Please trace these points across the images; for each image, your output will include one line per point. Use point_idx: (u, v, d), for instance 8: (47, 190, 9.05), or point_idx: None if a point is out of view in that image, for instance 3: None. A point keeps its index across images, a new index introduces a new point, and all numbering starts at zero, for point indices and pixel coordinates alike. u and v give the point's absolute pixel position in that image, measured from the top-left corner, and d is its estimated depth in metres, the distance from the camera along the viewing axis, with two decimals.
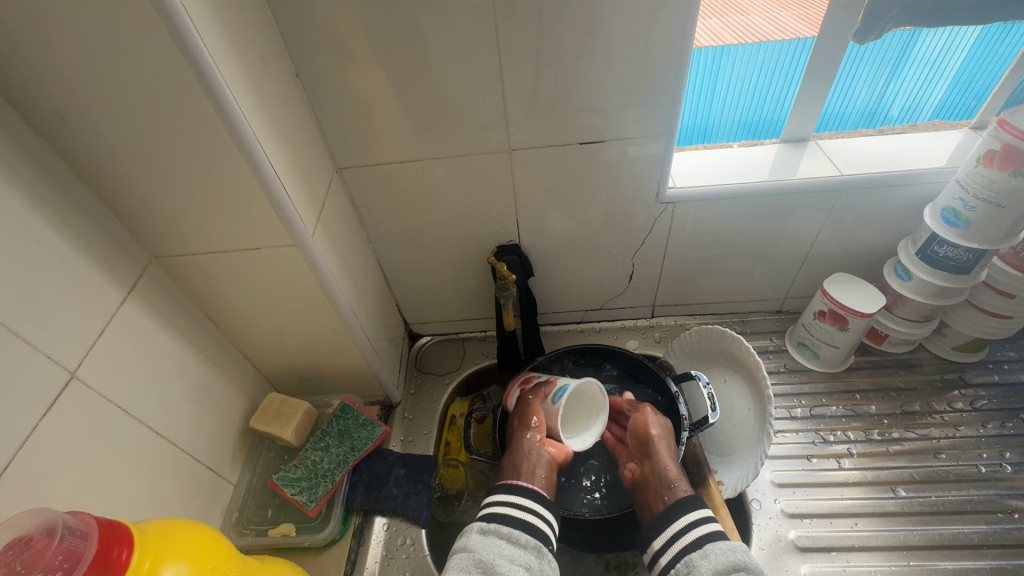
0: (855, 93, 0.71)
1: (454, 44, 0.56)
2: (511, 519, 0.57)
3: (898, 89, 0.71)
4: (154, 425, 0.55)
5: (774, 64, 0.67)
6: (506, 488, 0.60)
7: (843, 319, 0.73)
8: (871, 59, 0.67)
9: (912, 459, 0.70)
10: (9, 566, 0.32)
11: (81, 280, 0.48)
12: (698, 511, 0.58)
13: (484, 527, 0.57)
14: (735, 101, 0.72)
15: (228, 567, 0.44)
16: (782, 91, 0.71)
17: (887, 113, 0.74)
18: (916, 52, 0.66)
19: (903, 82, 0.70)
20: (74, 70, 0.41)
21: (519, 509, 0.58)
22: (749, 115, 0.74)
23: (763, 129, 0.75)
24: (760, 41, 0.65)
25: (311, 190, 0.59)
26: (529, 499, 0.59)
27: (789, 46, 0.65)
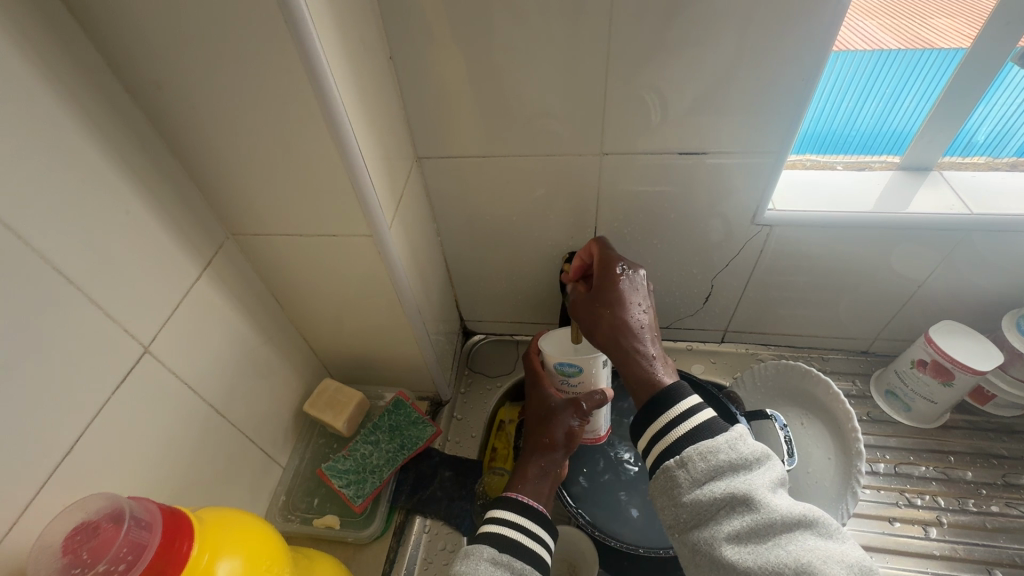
0: None
1: (558, 38, 0.52)
2: (518, 547, 0.51)
3: (987, 115, 0.61)
4: (216, 404, 0.55)
5: (850, 76, 0.59)
6: (513, 507, 0.54)
7: (947, 373, 0.66)
8: None
9: (1013, 539, 0.63)
10: (75, 551, 0.32)
11: (162, 254, 0.47)
12: (684, 402, 0.47)
13: (494, 555, 0.49)
14: None
15: (278, 568, 0.42)
16: (856, 105, 0.62)
17: (972, 137, 0.64)
18: (1010, 76, 0.57)
19: (993, 105, 0.60)
20: (177, 40, 0.40)
21: (526, 536, 0.52)
22: (816, 128, 0.65)
23: (830, 142, 0.67)
24: (838, 51, 0.56)
25: (392, 180, 0.57)
26: (538, 526, 0.53)
27: (871, 56, 0.57)
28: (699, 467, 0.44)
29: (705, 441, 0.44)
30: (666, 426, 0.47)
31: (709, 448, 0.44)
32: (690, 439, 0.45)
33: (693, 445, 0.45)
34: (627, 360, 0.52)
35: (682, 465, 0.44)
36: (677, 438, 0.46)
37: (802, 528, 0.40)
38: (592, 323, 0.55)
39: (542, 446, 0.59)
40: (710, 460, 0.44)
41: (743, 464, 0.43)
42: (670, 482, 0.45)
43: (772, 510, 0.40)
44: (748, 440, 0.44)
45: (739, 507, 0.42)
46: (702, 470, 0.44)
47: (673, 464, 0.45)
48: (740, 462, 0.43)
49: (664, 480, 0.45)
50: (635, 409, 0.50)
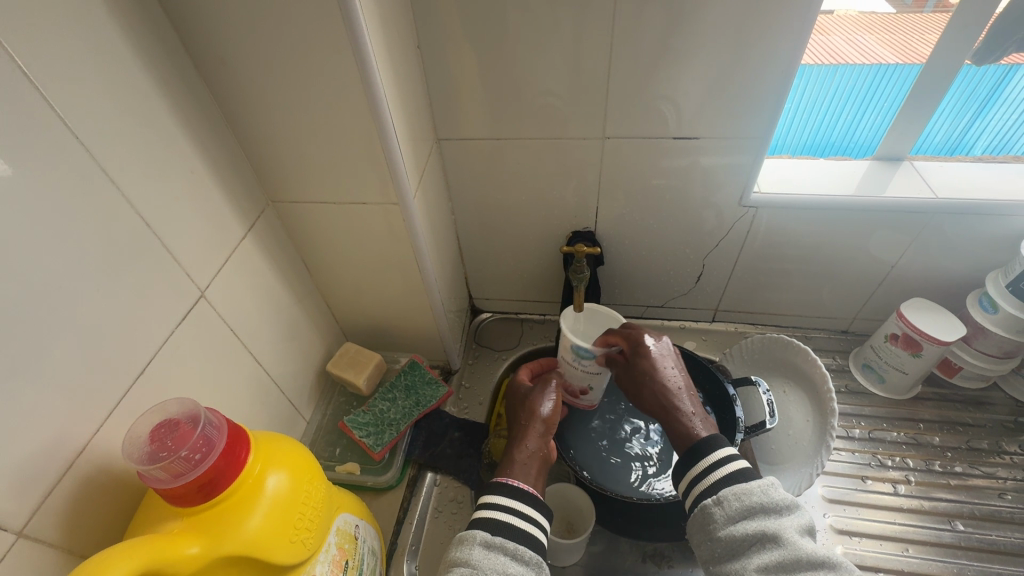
0: (935, 126, 0.71)
1: (568, 32, 0.59)
2: (511, 528, 0.52)
3: (984, 127, 0.70)
4: (254, 353, 0.61)
5: (849, 89, 0.67)
6: (504, 492, 0.54)
7: (916, 345, 0.72)
8: (957, 94, 0.67)
9: (974, 495, 0.69)
10: (162, 440, 0.39)
11: (216, 211, 0.53)
12: (718, 451, 0.52)
13: (486, 539, 0.51)
14: (803, 124, 0.72)
15: (316, 485, 0.48)
16: (854, 116, 0.71)
17: (971, 150, 0.73)
18: (1006, 93, 0.65)
19: (989, 120, 0.69)
20: (244, 21, 0.46)
21: (520, 518, 0.52)
22: (818, 137, 0.73)
23: (830, 149, 0.74)
24: (839, 64, 0.64)
25: (416, 156, 0.63)
26: (531, 507, 0.54)
27: (869, 69, 0.65)
28: (734, 506, 0.48)
29: (740, 483, 0.49)
30: (704, 470, 0.52)
31: (743, 490, 0.49)
32: (725, 481, 0.50)
33: (730, 486, 0.50)
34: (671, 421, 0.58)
35: (718, 502, 0.49)
36: (712, 481, 0.51)
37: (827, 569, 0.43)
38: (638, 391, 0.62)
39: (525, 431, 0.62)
40: (744, 500, 0.48)
41: (773, 508, 0.48)
42: (706, 518, 0.50)
43: (800, 549, 0.44)
44: (779, 487, 0.49)
45: (769, 544, 0.46)
46: (736, 508, 0.48)
47: (710, 501, 0.50)
48: (771, 504, 0.47)
49: (701, 515, 0.50)
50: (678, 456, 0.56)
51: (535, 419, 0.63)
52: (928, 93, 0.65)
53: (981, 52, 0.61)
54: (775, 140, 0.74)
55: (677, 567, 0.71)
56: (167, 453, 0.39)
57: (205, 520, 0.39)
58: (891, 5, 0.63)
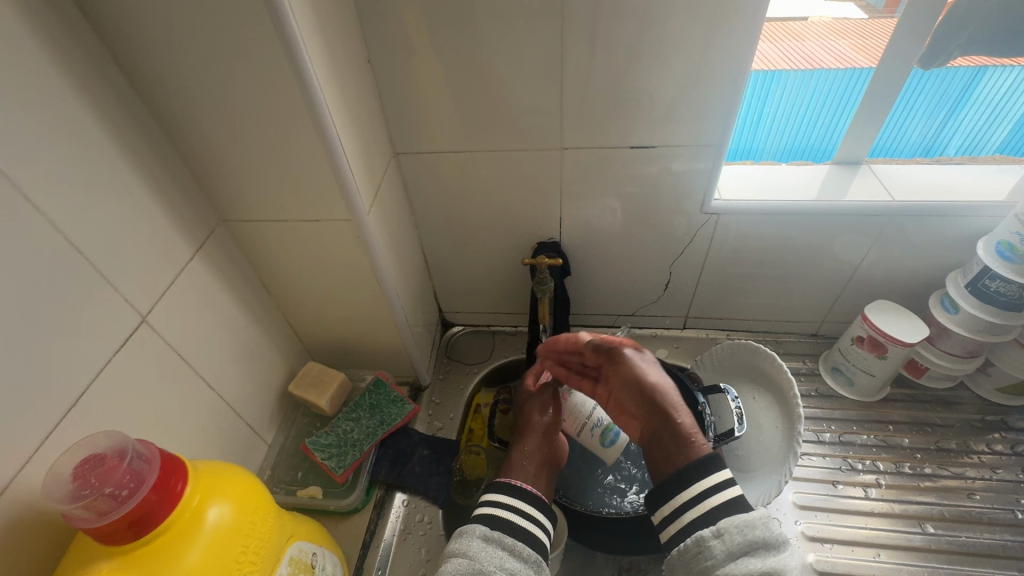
0: (910, 127, 0.71)
1: (517, 44, 0.58)
2: (511, 526, 0.52)
3: (957, 127, 0.70)
4: (207, 377, 0.59)
5: (825, 92, 0.67)
6: (502, 489, 0.56)
7: (882, 347, 0.72)
8: (930, 94, 0.67)
9: (944, 497, 0.68)
10: (86, 477, 0.38)
11: (158, 233, 0.52)
12: (717, 474, 0.49)
13: (486, 533, 0.51)
14: (781, 127, 0.72)
15: (265, 514, 0.46)
16: (831, 121, 0.71)
17: (944, 151, 0.73)
18: (978, 92, 0.65)
19: (961, 120, 0.69)
20: (177, 38, 0.45)
21: (519, 515, 0.53)
22: (796, 141, 0.74)
23: (800, 153, 0.75)
24: (813, 69, 0.64)
25: (371, 171, 0.62)
26: (530, 506, 0.54)
27: (843, 74, 0.65)
28: (735, 540, 0.45)
29: (741, 514, 0.46)
30: (695, 496, 0.49)
31: (746, 522, 0.45)
32: (724, 510, 0.47)
33: (729, 517, 0.46)
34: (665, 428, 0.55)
35: (718, 535, 0.46)
36: (709, 508, 0.48)
37: None
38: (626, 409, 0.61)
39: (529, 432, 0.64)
40: (748, 533, 0.45)
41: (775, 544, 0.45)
42: (702, 552, 0.46)
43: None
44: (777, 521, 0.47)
45: None
46: (738, 542, 0.45)
47: (710, 532, 0.46)
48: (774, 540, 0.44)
49: (695, 547, 0.46)
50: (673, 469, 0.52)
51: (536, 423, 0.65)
52: (879, 97, 0.66)
53: (928, 56, 0.62)
54: (752, 146, 0.75)
55: None
56: (90, 490, 0.37)
57: (135, 559, 0.37)
58: (862, 11, 0.64)
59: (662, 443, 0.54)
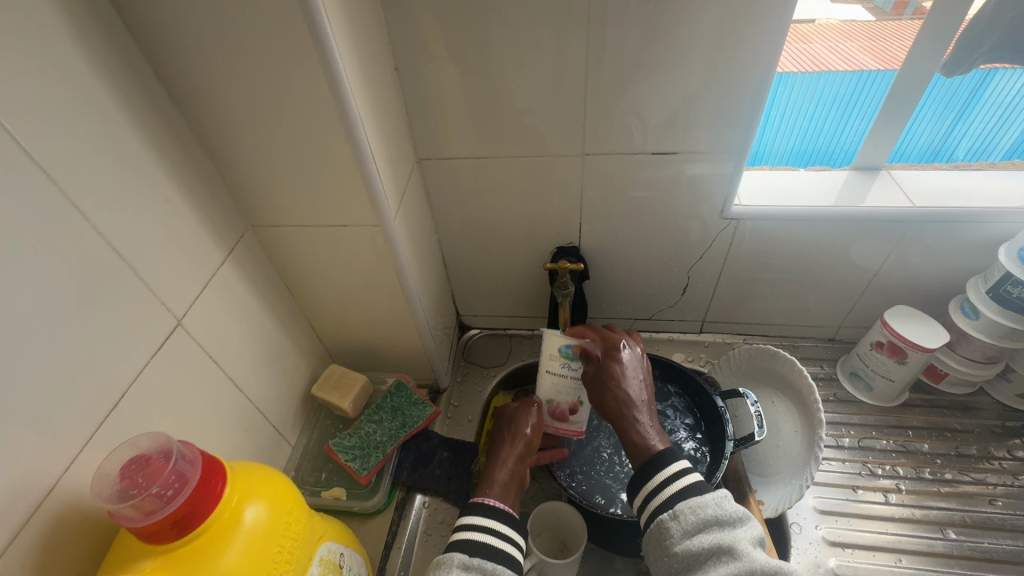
0: (919, 130, 0.72)
1: (541, 52, 0.59)
2: (491, 551, 0.51)
3: (965, 130, 0.71)
4: (236, 379, 0.60)
5: (833, 94, 0.67)
6: (482, 511, 0.54)
7: (901, 352, 0.72)
8: (937, 100, 0.67)
9: (964, 502, 0.68)
10: (133, 477, 0.38)
11: (192, 237, 0.53)
12: (674, 464, 0.52)
13: (466, 560, 0.50)
14: (789, 130, 0.73)
15: (298, 514, 0.47)
16: (839, 121, 0.71)
17: (952, 154, 0.73)
18: (987, 95, 0.65)
19: (970, 123, 0.70)
20: (216, 49, 0.46)
21: (497, 538, 0.52)
22: (802, 144, 0.74)
23: (815, 157, 0.76)
24: (821, 71, 0.65)
25: (396, 177, 0.63)
26: (508, 528, 0.53)
27: (852, 76, 0.65)
28: (690, 520, 0.48)
29: (695, 497, 0.49)
30: (657, 484, 0.51)
31: (698, 503, 0.48)
32: (680, 494, 0.50)
33: (684, 500, 0.49)
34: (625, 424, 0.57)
35: (674, 517, 0.49)
36: (667, 495, 0.50)
37: None
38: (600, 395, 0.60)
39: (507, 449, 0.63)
40: (700, 513, 0.48)
41: (729, 521, 0.48)
42: (662, 533, 0.49)
43: (754, 559, 0.43)
44: (732, 499, 0.49)
45: (723, 557, 0.45)
46: (692, 522, 0.48)
47: (667, 516, 0.49)
48: (725, 516, 0.47)
49: (657, 531, 0.49)
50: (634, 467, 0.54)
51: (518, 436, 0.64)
52: (899, 103, 0.66)
53: (949, 62, 0.62)
54: (760, 150, 0.75)
55: None
56: (138, 490, 0.38)
57: (178, 557, 0.38)
58: (870, 13, 0.65)
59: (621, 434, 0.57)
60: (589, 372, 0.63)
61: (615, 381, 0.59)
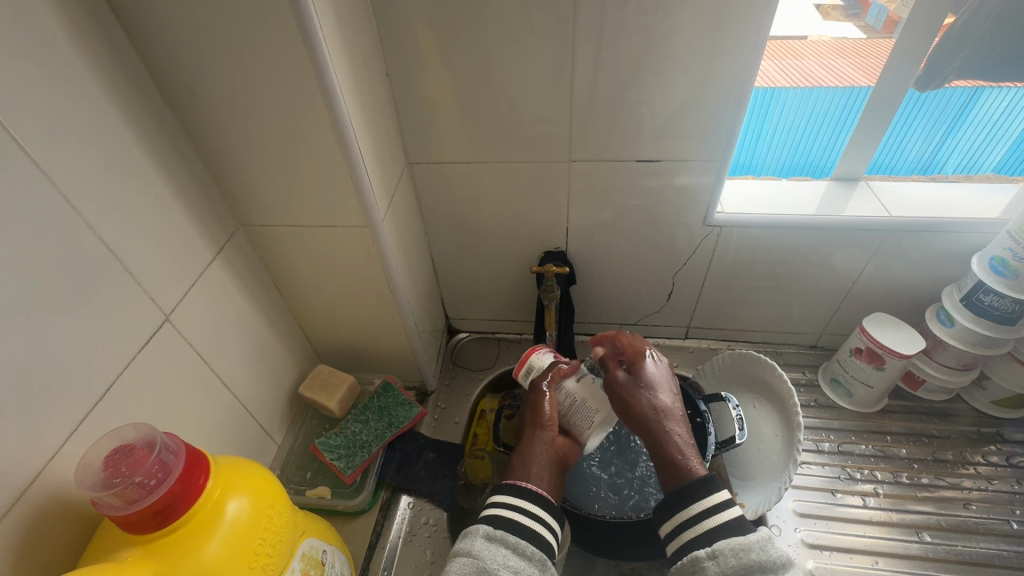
0: (908, 144, 0.74)
1: (529, 61, 0.61)
2: (516, 526, 0.54)
3: (954, 146, 0.72)
4: (223, 376, 0.60)
5: (825, 111, 0.69)
6: (514, 492, 0.56)
7: (880, 358, 0.74)
8: (927, 114, 0.69)
9: (940, 506, 0.70)
10: (116, 466, 0.39)
11: (182, 235, 0.54)
12: (714, 494, 0.53)
13: (489, 532, 0.53)
14: (780, 144, 0.75)
15: (280, 508, 0.47)
16: (831, 137, 0.73)
17: (942, 169, 0.75)
18: (975, 112, 0.68)
19: (959, 138, 0.71)
20: (210, 50, 0.48)
21: (524, 515, 0.54)
22: (794, 158, 0.76)
23: (800, 168, 0.77)
24: (812, 87, 0.67)
25: (386, 179, 0.64)
26: (535, 505, 0.55)
27: (843, 93, 0.67)
28: (730, 561, 0.49)
29: (738, 538, 0.50)
30: (694, 517, 0.53)
31: (741, 546, 0.49)
32: (723, 532, 0.51)
33: (727, 539, 0.50)
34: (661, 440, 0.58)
35: (713, 557, 0.49)
36: (705, 529, 0.52)
37: None
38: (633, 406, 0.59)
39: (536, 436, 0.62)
40: (742, 557, 0.49)
41: (770, 568, 0.48)
42: (698, 570, 0.50)
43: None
44: (774, 543, 0.49)
45: None
46: (733, 565, 0.48)
47: (705, 554, 0.50)
48: (768, 563, 0.48)
49: (691, 566, 0.50)
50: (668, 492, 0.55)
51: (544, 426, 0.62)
52: (877, 116, 0.68)
53: (922, 79, 0.65)
54: (752, 162, 0.77)
55: None
56: (120, 478, 0.39)
57: (160, 547, 0.39)
58: (860, 32, 0.65)
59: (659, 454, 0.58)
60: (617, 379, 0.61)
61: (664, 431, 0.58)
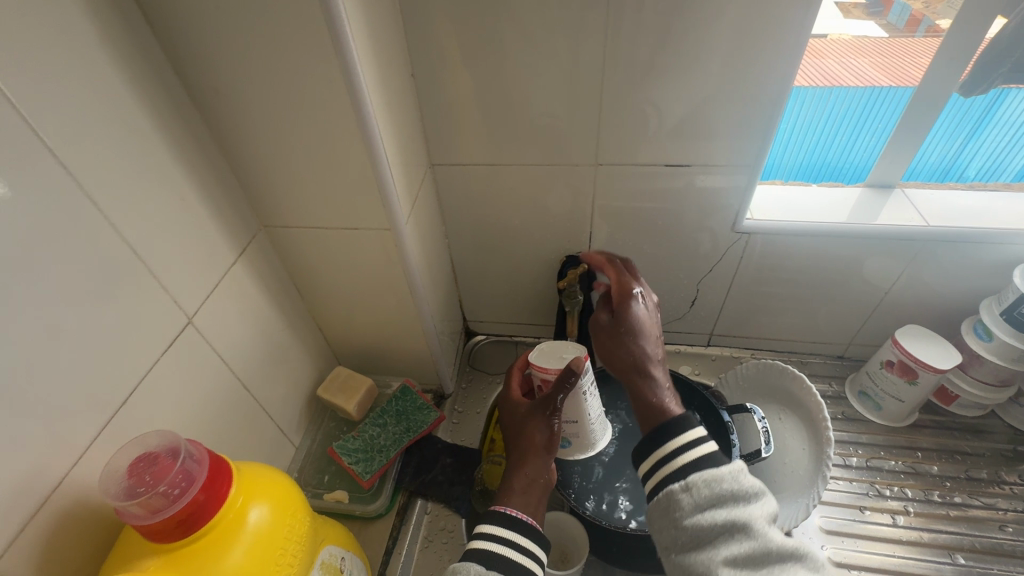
0: (929, 147, 0.70)
1: (557, 61, 0.59)
2: (508, 562, 0.48)
3: (977, 149, 0.69)
4: (243, 378, 0.60)
5: (844, 111, 0.67)
6: (503, 522, 0.51)
7: (912, 372, 0.71)
8: (950, 116, 0.66)
9: (974, 527, 0.67)
10: (140, 475, 0.39)
11: (206, 237, 0.53)
12: (688, 433, 0.46)
13: (482, 572, 0.47)
14: (798, 145, 0.72)
15: (301, 516, 0.46)
16: (849, 139, 0.70)
17: (963, 172, 0.72)
18: (999, 114, 0.64)
19: (982, 142, 0.68)
20: (237, 50, 0.47)
21: (516, 550, 0.49)
22: (811, 159, 0.73)
23: (825, 173, 0.74)
24: (832, 86, 0.64)
25: (409, 181, 0.63)
26: (530, 541, 0.51)
27: (862, 93, 0.65)
28: (703, 493, 0.43)
29: (710, 468, 0.44)
30: (670, 452, 0.46)
31: (714, 477, 0.43)
32: (695, 464, 0.44)
33: (699, 471, 0.44)
34: (638, 385, 0.51)
35: (687, 489, 0.44)
36: (678, 466, 0.45)
37: (792, 560, 0.40)
38: (613, 351, 0.54)
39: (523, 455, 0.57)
40: (716, 487, 0.43)
41: (744, 497, 0.43)
42: (672, 505, 0.44)
43: (771, 542, 0.40)
44: (749, 474, 0.44)
45: (738, 535, 0.41)
46: (706, 495, 0.43)
47: (678, 488, 0.44)
48: (743, 492, 0.42)
49: (665, 502, 0.45)
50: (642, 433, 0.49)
51: (532, 446, 0.57)
52: (915, 122, 0.66)
53: (967, 83, 0.62)
54: (770, 162, 0.74)
55: None
56: (145, 487, 0.38)
57: (182, 556, 0.38)
58: (883, 30, 0.63)
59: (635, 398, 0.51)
60: (601, 319, 0.56)
61: (637, 369, 0.52)
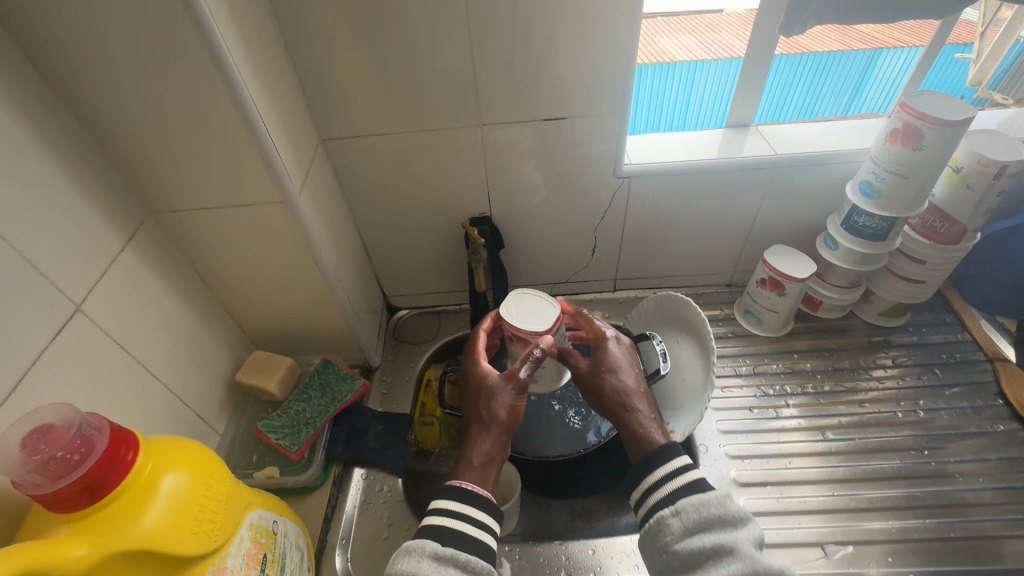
0: (822, 106, 0.84)
1: (427, 26, 0.62)
2: (463, 538, 0.50)
3: (861, 105, 0.84)
4: (150, 367, 0.59)
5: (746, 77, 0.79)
6: (456, 496, 0.53)
7: (780, 285, 0.82)
8: (837, 74, 0.80)
9: (841, 407, 0.79)
10: (35, 445, 0.39)
11: (84, 223, 0.52)
12: (674, 459, 0.55)
13: (437, 551, 0.49)
14: (708, 109, 0.83)
15: (221, 477, 0.48)
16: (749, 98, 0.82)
17: None
18: (877, 70, 0.79)
19: (864, 98, 0.83)
20: (87, 26, 0.46)
21: (470, 523, 0.51)
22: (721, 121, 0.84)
23: (693, 121, 0.83)
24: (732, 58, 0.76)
25: (298, 154, 0.64)
26: (482, 512, 0.52)
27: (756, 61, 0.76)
28: (692, 517, 0.50)
29: (698, 495, 0.51)
30: (659, 480, 0.54)
31: (701, 501, 0.51)
32: (683, 491, 0.52)
33: (688, 497, 0.52)
34: (630, 420, 0.59)
35: (676, 513, 0.51)
36: (665, 492, 0.53)
37: None
38: (597, 387, 0.62)
39: (484, 431, 0.58)
40: (702, 511, 0.50)
41: (732, 521, 0.50)
42: (662, 528, 0.51)
43: (754, 560, 0.46)
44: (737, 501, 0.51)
45: (723, 555, 0.47)
46: (693, 519, 0.50)
47: (669, 512, 0.51)
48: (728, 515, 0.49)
49: (657, 526, 0.52)
50: (634, 460, 0.57)
51: (494, 420, 0.58)
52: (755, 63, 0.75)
53: (787, 22, 0.68)
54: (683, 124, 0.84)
55: (603, 517, 0.76)
56: (43, 455, 0.39)
57: (94, 524, 0.39)
58: None
59: (623, 427, 0.60)
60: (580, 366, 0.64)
61: (615, 396, 0.61)
